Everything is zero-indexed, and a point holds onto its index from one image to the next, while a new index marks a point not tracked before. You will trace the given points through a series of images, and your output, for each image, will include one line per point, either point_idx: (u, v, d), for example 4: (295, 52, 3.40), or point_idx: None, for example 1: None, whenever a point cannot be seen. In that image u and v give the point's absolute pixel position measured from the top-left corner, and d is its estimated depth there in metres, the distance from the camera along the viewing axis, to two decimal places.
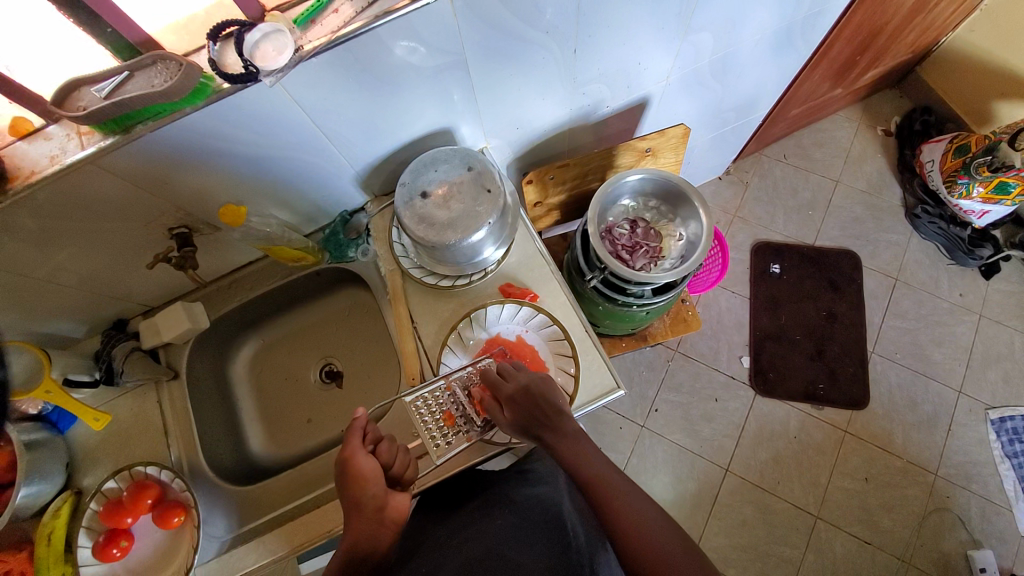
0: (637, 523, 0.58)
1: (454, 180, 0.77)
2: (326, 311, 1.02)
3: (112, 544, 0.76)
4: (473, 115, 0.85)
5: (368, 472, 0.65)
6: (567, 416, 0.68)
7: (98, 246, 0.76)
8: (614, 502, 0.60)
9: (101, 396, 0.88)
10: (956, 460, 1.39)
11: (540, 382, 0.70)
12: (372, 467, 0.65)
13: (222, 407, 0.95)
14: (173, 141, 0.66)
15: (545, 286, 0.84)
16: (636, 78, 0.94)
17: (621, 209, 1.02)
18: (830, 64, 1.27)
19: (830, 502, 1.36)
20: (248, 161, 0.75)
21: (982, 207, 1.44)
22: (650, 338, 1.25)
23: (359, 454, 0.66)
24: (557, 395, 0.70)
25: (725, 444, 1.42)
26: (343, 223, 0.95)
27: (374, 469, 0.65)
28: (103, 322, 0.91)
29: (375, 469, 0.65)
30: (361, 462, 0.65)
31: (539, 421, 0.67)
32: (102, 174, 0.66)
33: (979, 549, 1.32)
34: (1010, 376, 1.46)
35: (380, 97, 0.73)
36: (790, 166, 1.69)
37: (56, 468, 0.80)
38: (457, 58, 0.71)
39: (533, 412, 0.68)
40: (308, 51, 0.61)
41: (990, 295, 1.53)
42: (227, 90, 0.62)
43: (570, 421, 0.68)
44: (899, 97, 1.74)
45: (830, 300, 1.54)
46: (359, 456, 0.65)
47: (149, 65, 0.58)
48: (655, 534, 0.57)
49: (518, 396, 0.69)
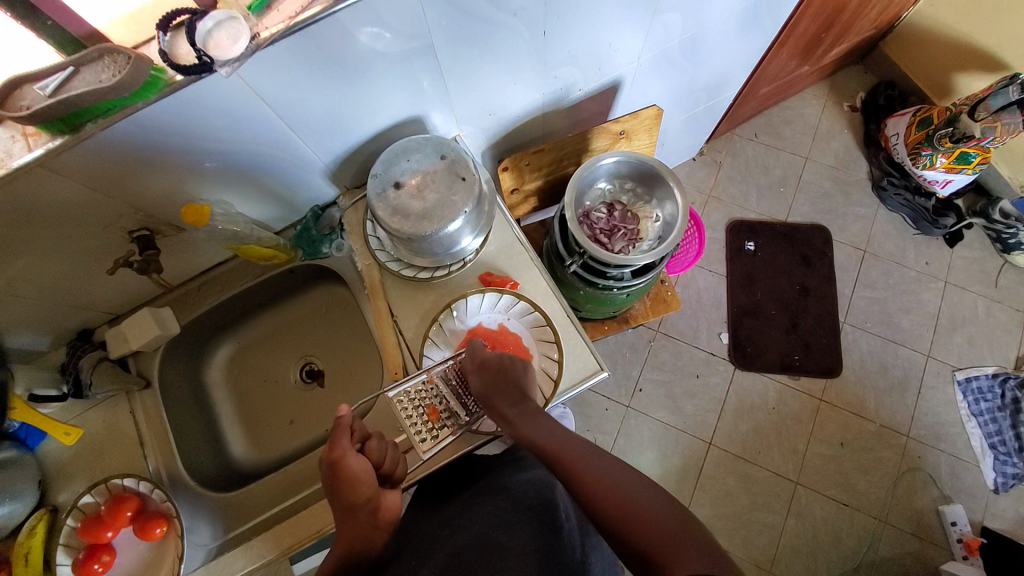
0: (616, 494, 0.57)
1: (428, 169, 0.76)
2: (303, 309, 1.00)
3: (92, 560, 0.74)
4: (444, 102, 0.83)
5: (359, 472, 0.64)
6: (531, 397, 0.70)
7: (55, 253, 0.72)
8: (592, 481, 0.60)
9: (70, 409, 0.85)
10: (926, 422, 1.45)
11: (506, 361, 0.72)
12: (362, 467, 0.64)
13: (199, 413, 0.93)
14: (128, 139, 0.63)
15: (525, 273, 0.84)
16: (607, 60, 0.93)
17: (597, 193, 1.02)
18: (796, 42, 1.28)
19: (809, 468, 1.41)
20: (210, 156, 0.72)
21: (945, 177, 1.48)
22: (631, 320, 1.26)
23: (350, 454, 0.64)
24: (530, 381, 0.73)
25: (707, 420, 1.45)
26: (314, 219, 0.92)
27: (366, 469, 0.64)
28: (67, 333, 0.87)
29: (366, 469, 0.64)
30: (352, 462, 0.64)
31: (510, 401, 0.69)
32: (53, 176, 0.62)
33: (949, 504, 1.38)
34: (974, 339, 1.52)
35: (346, 86, 0.70)
36: (762, 144, 1.71)
37: (28, 486, 0.77)
38: (423, 44, 0.69)
39: (499, 390, 0.70)
40: (264, 39, 0.58)
41: (954, 262, 1.59)
42: (180, 82, 0.59)
43: (533, 402, 0.70)
44: (864, 72, 1.77)
45: (803, 274, 1.57)
46: (350, 456, 0.64)
47: (94, 59, 0.55)
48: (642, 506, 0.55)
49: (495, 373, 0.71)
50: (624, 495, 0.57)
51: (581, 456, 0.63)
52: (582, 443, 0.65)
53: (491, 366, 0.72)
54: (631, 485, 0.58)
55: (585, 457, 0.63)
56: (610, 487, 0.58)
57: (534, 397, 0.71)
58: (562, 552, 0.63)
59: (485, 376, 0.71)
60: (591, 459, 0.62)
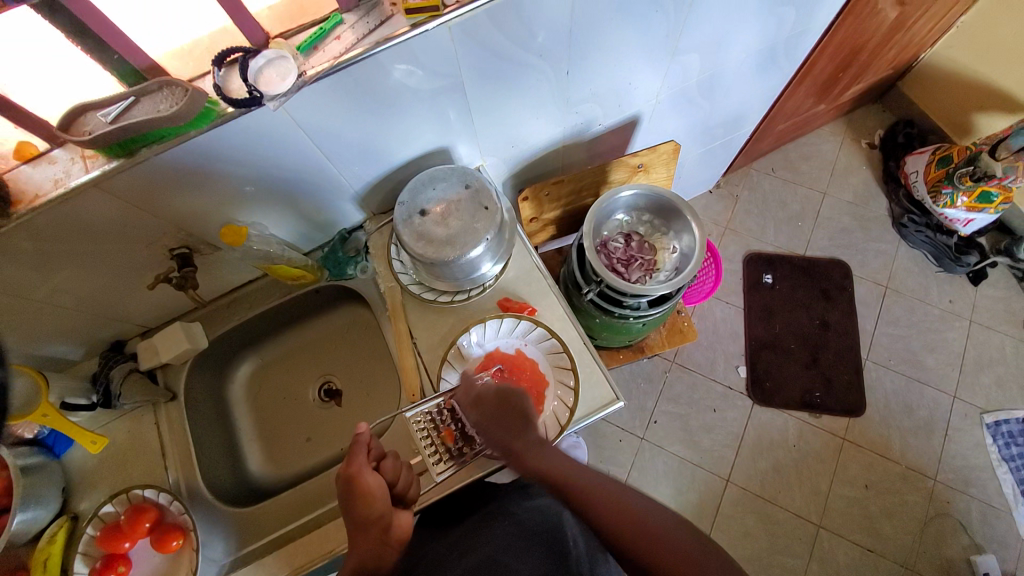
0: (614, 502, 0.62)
1: (452, 198, 0.79)
2: (324, 329, 1.03)
3: (108, 570, 0.75)
4: (470, 135, 0.87)
5: (375, 488, 0.64)
6: (534, 425, 0.69)
7: (99, 267, 0.77)
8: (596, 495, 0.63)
9: (97, 418, 0.88)
10: (954, 465, 1.40)
11: (505, 394, 0.71)
12: (377, 484, 0.65)
13: (220, 426, 0.95)
14: (178, 163, 0.67)
15: (543, 300, 0.85)
16: (626, 97, 0.97)
17: (615, 224, 1.04)
18: (813, 81, 1.31)
19: (831, 510, 1.36)
20: (249, 181, 0.76)
21: (967, 215, 1.47)
22: (648, 350, 1.26)
23: (365, 471, 0.65)
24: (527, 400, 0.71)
25: (724, 455, 1.42)
26: (341, 241, 0.95)
27: (381, 485, 0.65)
28: (101, 344, 0.91)
29: (380, 486, 0.65)
30: (367, 479, 0.65)
31: (513, 434, 0.68)
32: (106, 195, 0.66)
33: (981, 554, 1.32)
34: (1002, 380, 1.48)
35: (379, 119, 0.75)
36: (779, 179, 1.73)
37: (52, 493, 0.79)
38: (453, 81, 0.74)
39: (500, 423, 0.69)
40: (310, 76, 0.63)
41: (979, 301, 1.56)
42: (231, 114, 0.63)
43: (536, 430, 0.69)
44: (882, 111, 1.79)
45: (823, 309, 1.56)
46: (365, 473, 0.64)
47: (154, 90, 0.59)
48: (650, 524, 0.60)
49: (494, 402, 0.70)
50: (630, 510, 0.61)
51: (585, 480, 0.64)
52: (585, 468, 0.67)
53: (488, 399, 0.70)
54: (636, 500, 0.62)
55: (591, 478, 0.65)
56: (616, 503, 0.62)
57: (536, 424, 0.70)
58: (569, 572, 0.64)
59: (483, 411, 0.70)
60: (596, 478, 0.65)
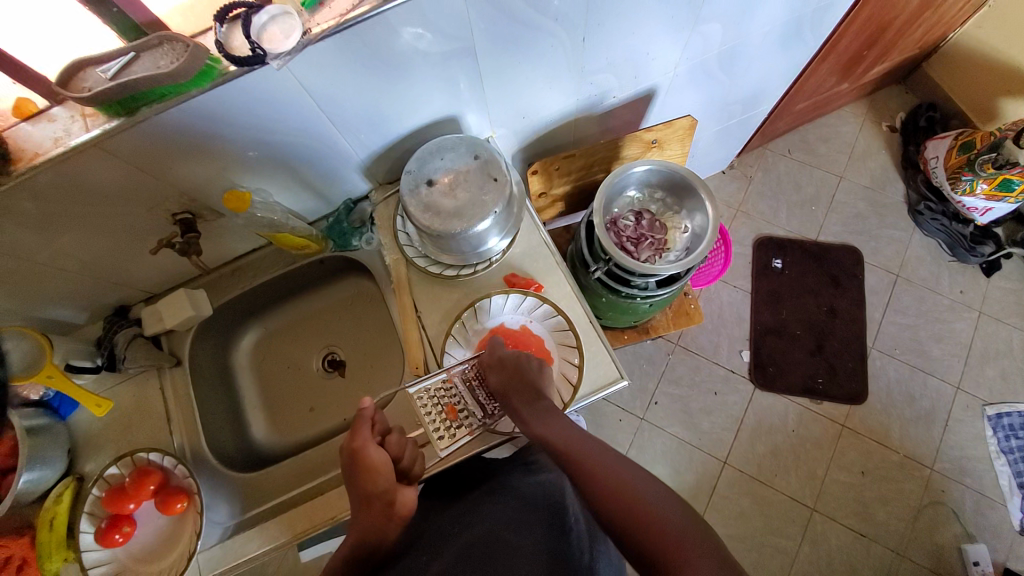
0: (618, 482, 0.59)
1: (460, 169, 0.77)
2: (328, 300, 1.02)
3: (114, 530, 0.76)
4: (480, 104, 0.84)
5: (378, 463, 0.65)
6: (546, 398, 0.70)
7: (101, 231, 0.76)
8: (595, 468, 0.61)
9: (103, 381, 0.88)
10: (953, 455, 1.40)
11: (523, 376, 0.72)
12: (382, 459, 0.66)
13: (225, 393, 0.95)
14: (178, 125, 0.65)
15: (550, 278, 0.84)
16: (643, 68, 0.93)
17: (626, 200, 1.02)
18: (837, 58, 1.27)
19: (827, 495, 1.37)
20: (252, 146, 0.74)
21: (985, 204, 1.44)
22: (652, 331, 1.25)
23: (370, 445, 0.66)
24: (541, 377, 0.73)
25: (723, 437, 1.43)
26: (346, 212, 0.94)
27: (384, 461, 0.66)
28: (105, 308, 0.91)
29: (385, 461, 0.66)
30: (372, 453, 0.66)
31: (523, 398, 0.70)
32: (106, 156, 0.65)
33: (973, 543, 1.33)
34: (1008, 373, 1.47)
35: (386, 83, 0.72)
36: (794, 160, 1.68)
37: (58, 453, 0.80)
38: (463, 45, 0.71)
39: (515, 388, 0.71)
40: (316, 34, 0.60)
41: (990, 293, 1.54)
42: (233, 73, 0.61)
43: (547, 402, 0.70)
44: (905, 93, 1.73)
45: (831, 296, 1.54)
46: (370, 448, 0.66)
47: (155, 46, 0.57)
48: (652, 512, 0.55)
49: (509, 363, 0.73)
50: (631, 490, 0.57)
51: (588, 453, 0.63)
52: (594, 443, 0.64)
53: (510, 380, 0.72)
54: (634, 476, 0.59)
55: (596, 456, 0.62)
56: (616, 483, 0.59)
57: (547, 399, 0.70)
58: (564, 553, 0.64)
59: (496, 376, 0.73)
60: (599, 450, 0.63)
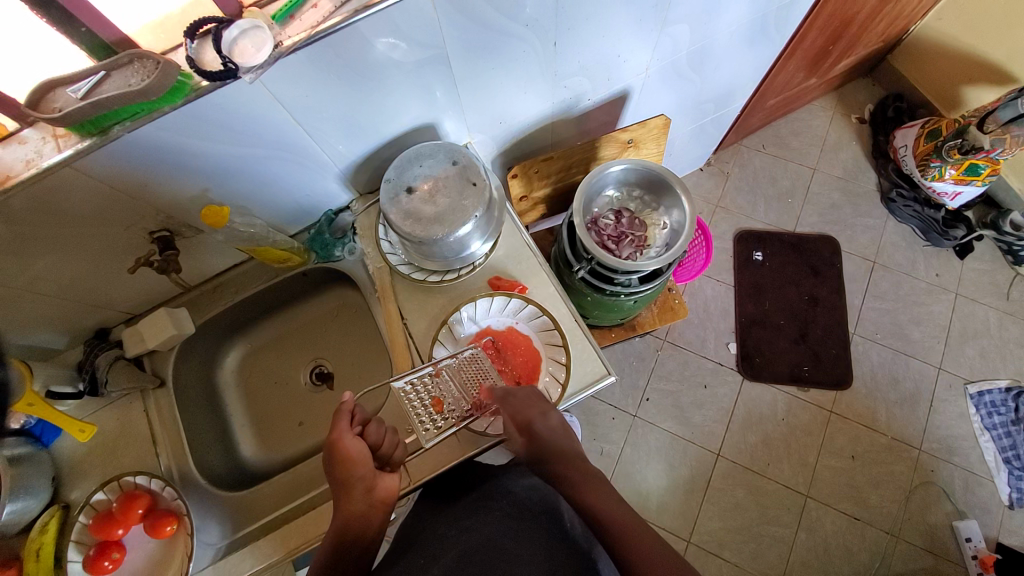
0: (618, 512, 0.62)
1: (439, 175, 0.78)
2: (314, 312, 1.01)
3: (103, 556, 0.75)
4: (457, 111, 0.85)
5: (355, 453, 0.65)
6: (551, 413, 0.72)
7: (77, 253, 0.75)
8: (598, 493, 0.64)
9: (85, 407, 0.86)
10: (939, 435, 1.43)
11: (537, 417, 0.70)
12: (359, 449, 0.65)
13: (211, 411, 0.94)
14: (151, 142, 0.65)
15: (534, 278, 0.85)
16: (615, 70, 0.95)
17: (606, 200, 1.03)
18: (804, 54, 1.30)
19: (819, 481, 1.39)
20: (228, 160, 0.74)
21: (954, 188, 1.48)
22: (639, 327, 1.26)
23: (346, 436, 0.66)
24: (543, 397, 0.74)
25: (715, 430, 1.44)
26: (327, 223, 0.94)
27: (362, 451, 0.65)
28: (85, 332, 0.89)
29: (362, 450, 0.65)
30: (348, 444, 0.65)
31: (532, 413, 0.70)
32: (79, 176, 0.64)
33: (964, 520, 1.36)
34: (986, 351, 1.51)
35: (362, 93, 0.72)
36: (769, 155, 1.72)
37: (42, 482, 0.78)
38: (436, 53, 0.71)
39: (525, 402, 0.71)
40: (287, 47, 0.60)
41: (965, 275, 1.58)
42: (205, 88, 0.61)
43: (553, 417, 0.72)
44: (872, 84, 1.78)
45: (812, 285, 1.57)
46: (347, 439, 0.65)
47: (126, 63, 0.57)
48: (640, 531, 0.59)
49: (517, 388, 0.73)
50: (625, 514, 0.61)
51: (591, 478, 0.66)
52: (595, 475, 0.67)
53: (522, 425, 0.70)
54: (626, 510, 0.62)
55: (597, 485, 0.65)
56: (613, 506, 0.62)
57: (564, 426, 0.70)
58: (566, 554, 0.66)
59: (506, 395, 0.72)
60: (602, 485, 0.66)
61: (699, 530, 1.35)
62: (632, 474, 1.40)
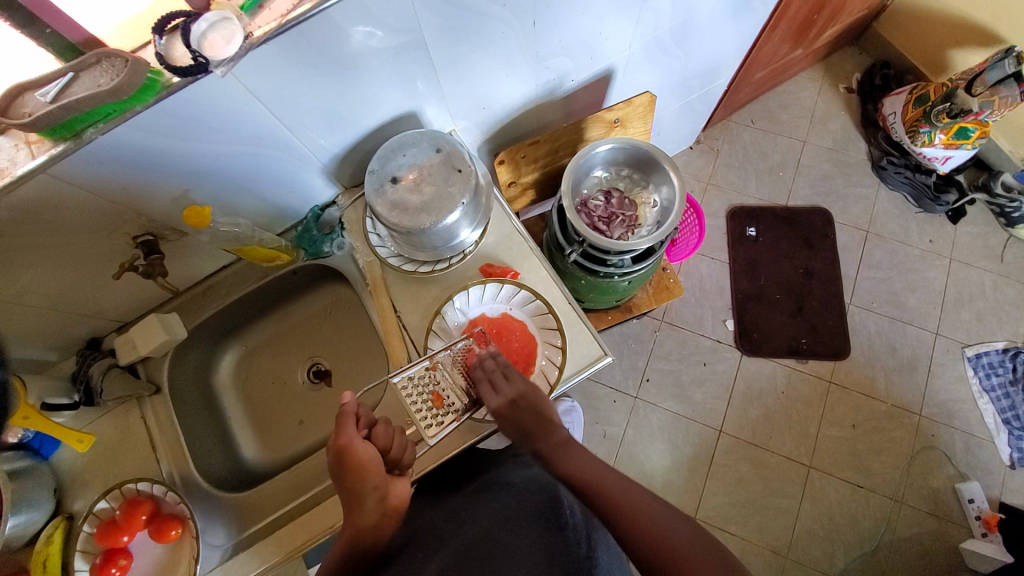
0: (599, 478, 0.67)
1: (424, 164, 0.77)
2: (308, 310, 1.01)
3: (110, 564, 0.74)
4: (438, 98, 0.84)
5: (367, 458, 0.64)
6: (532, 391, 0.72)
7: (63, 263, 0.74)
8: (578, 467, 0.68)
9: (82, 417, 0.86)
10: (939, 400, 1.44)
11: (532, 394, 0.71)
12: (370, 454, 0.64)
13: (209, 415, 0.94)
14: (124, 143, 0.63)
15: (525, 263, 0.84)
16: (597, 48, 0.93)
17: (594, 181, 1.02)
18: (788, 25, 1.29)
19: (822, 451, 1.40)
20: (208, 158, 0.73)
21: (944, 153, 1.47)
22: (635, 309, 1.26)
23: (356, 442, 0.65)
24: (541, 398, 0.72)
25: (716, 407, 1.44)
26: (314, 219, 0.92)
27: (372, 456, 0.65)
28: (76, 343, 0.88)
29: (373, 456, 0.65)
30: (359, 448, 0.64)
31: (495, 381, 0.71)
32: (56, 182, 0.63)
33: (966, 482, 1.37)
34: (982, 314, 1.51)
35: (339, 82, 0.71)
36: (759, 130, 1.71)
37: (44, 494, 0.78)
38: (413, 38, 0.70)
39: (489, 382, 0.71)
40: (258, 37, 0.59)
41: (958, 239, 1.58)
42: (176, 85, 0.60)
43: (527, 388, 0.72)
44: (859, 53, 1.77)
45: (807, 257, 1.57)
46: (358, 444, 0.64)
47: (94, 63, 0.55)
48: (630, 497, 0.64)
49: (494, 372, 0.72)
50: (606, 479, 0.66)
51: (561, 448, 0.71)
52: (586, 456, 0.70)
53: (519, 402, 0.70)
54: (616, 481, 0.66)
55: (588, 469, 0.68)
56: (593, 472, 0.67)
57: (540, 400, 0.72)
58: (564, 547, 0.66)
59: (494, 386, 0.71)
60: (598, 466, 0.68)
61: (705, 505, 1.36)
62: (636, 455, 1.41)
